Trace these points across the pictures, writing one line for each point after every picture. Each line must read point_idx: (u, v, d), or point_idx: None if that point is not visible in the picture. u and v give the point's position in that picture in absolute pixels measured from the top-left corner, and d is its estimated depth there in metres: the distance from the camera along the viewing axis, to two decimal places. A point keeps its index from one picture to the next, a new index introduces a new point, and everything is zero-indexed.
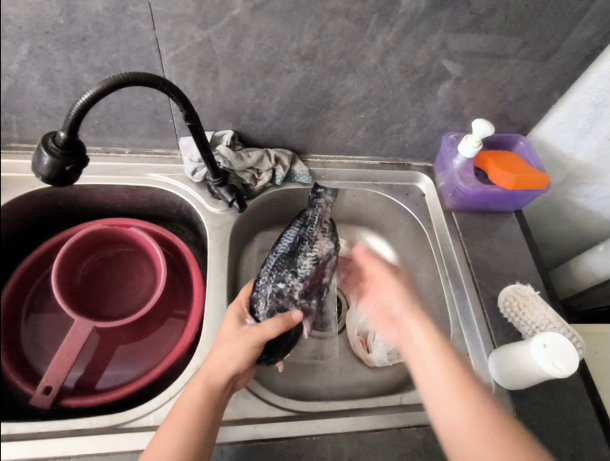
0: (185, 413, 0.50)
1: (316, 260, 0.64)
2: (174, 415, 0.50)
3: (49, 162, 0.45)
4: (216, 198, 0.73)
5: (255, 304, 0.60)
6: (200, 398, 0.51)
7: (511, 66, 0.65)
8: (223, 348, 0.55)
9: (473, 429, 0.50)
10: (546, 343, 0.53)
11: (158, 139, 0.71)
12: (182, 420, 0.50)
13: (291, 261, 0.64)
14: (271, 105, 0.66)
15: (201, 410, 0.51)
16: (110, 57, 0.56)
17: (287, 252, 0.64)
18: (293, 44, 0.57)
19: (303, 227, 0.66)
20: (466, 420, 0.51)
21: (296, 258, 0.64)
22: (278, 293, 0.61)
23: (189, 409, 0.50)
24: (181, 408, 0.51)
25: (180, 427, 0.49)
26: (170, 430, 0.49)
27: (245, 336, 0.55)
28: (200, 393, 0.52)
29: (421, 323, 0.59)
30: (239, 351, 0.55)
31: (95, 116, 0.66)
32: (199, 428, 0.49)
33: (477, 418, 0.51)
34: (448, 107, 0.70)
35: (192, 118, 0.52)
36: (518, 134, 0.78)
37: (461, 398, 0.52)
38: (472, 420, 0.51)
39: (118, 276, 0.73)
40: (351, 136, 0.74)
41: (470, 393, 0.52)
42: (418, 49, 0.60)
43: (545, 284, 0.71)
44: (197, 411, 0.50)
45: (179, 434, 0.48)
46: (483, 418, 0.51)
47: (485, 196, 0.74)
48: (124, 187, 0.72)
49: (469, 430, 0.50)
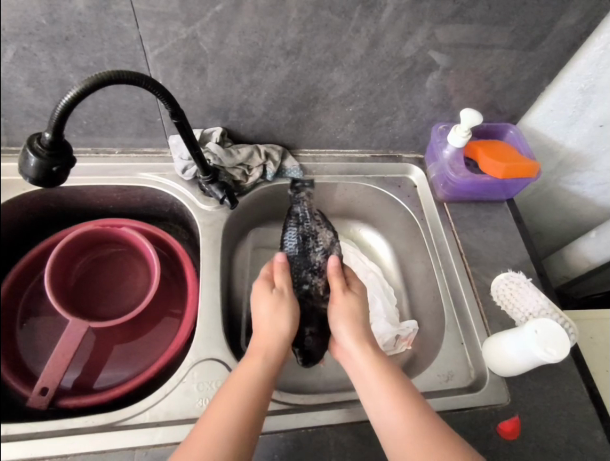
0: (242, 384, 0.50)
1: (325, 253, 0.69)
2: (230, 386, 0.51)
3: (35, 162, 0.45)
4: (207, 195, 0.74)
5: None
6: (257, 368, 0.52)
7: (497, 55, 0.65)
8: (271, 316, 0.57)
9: (405, 431, 0.48)
10: (537, 329, 0.53)
11: (148, 138, 0.72)
12: (242, 390, 0.50)
13: (305, 261, 0.67)
14: (258, 101, 0.66)
15: (260, 381, 0.52)
16: (94, 56, 0.56)
17: (298, 254, 0.68)
18: (278, 38, 0.57)
19: (299, 225, 0.71)
20: (394, 411, 0.49)
21: (309, 257, 0.68)
22: (306, 293, 0.64)
23: (247, 380, 0.51)
24: (238, 379, 0.51)
25: (242, 395, 0.49)
26: (228, 400, 0.49)
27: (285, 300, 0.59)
28: (259, 365, 0.53)
29: (348, 322, 0.58)
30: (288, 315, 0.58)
31: (83, 117, 0.66)
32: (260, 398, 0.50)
33: (408, 416, 0.49)
34: (436, 98, 0.70)
35: (178, 115, 0.52)
36: (507, 123, 0.78)
37: (389, 396, 0.50)
38: (397, 412, 0.49)
39: (112, 276, 0.73)
40: (341, 130, 0.74)
41: (409, 399, 0.50)
42: (403, 40, 0.60)
43: (537, 271, 0.71)
44: (255, 382, 0.51)
45: (238, 405, 0.48)
46: (413, 417, 0.48)
47: (476, 186, 0.74)
48: (114, 187, 0.72)
49: (400, 431, 0.48)
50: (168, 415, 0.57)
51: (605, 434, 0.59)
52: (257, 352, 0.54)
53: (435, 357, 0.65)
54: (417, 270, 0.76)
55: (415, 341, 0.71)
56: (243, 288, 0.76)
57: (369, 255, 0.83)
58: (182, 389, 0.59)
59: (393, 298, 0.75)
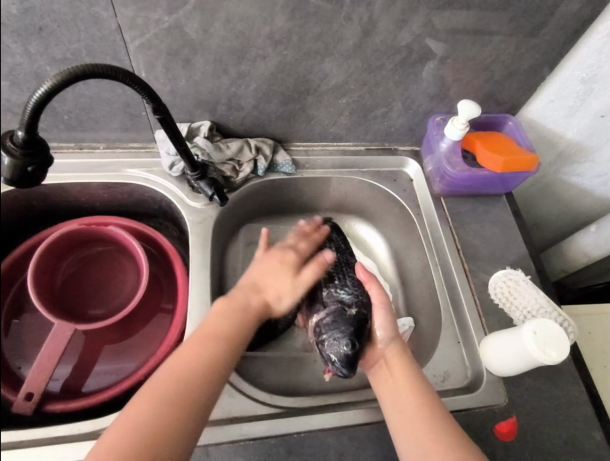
0: (217, 330, 0.53)
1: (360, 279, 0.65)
2: (205, 333, 0.53)
3: (9, 162, 0.42)
4: (196, 192, 0.71)
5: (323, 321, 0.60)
6: (233, 315, 0.55)
7: (496, 43, 0.62)
8: (280, 279, 0.60)
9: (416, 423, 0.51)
10: (537, 330, 0.51)
11: (133, 132, 0.69)
12: (215, 335, 0.53)
13: (340, 280, 0.65)
14: (247, 94, 0.63)
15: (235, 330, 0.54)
16: (72, 48, 0.53)
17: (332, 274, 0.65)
18: (265, 28, 0.54)
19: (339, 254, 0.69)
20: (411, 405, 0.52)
21: (344, 278, 0.65)
22: (341, 309, 0.60)
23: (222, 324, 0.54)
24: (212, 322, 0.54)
25: (214, 343, 0.52)
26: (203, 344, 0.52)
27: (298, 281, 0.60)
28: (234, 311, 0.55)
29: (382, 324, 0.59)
30: (285, 285, 0.60)
31: (64, 111, 0.63)
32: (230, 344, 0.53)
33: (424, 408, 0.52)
34: (432, 88, 0.67)
35: (160, 109, 0.49)
36: (506, 114, 0.75)
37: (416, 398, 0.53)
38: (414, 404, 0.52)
39: (99, 276, 0.71)
40: (334, 122, 0.71)
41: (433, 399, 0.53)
42: (398, 28, 0.57)
43: (536, 268, 0.69)
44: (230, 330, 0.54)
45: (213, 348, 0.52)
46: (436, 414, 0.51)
47: (473, 180, 0.72)
48: (100, 184, 0.70)
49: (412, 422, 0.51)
50: None
51: (603, 435, 0.57)
52: (240, 298, 0.56)
53: (431, 357, 0.63)
54: (413, 266, 0.74)
55: (411, 338, 0.70)
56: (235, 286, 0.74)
57: (364, 250, 0.81)
58: None
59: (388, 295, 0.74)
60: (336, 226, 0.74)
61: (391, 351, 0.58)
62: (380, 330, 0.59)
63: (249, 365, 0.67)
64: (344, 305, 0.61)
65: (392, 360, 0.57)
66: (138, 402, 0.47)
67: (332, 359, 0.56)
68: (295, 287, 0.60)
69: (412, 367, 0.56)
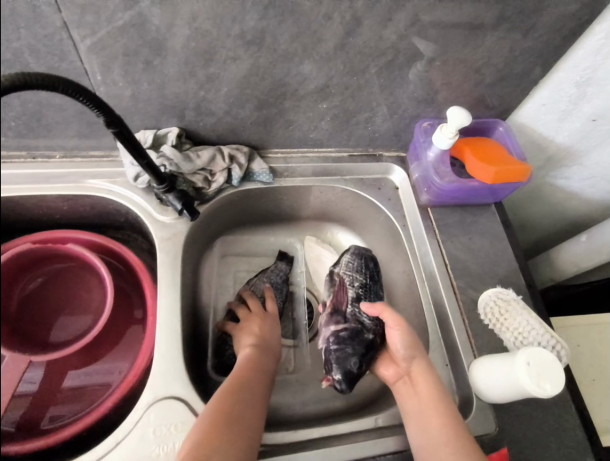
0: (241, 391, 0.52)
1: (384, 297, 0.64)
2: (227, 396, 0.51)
3: None
4: (165, 205, 0.65)
5: (336, 334, 0.60)
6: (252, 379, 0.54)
7: (488, 45, 0.57)
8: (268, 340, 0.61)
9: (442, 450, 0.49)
10: (530, 360, 0.48)
11: (93, 139, 0.62)
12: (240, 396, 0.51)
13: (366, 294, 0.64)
14: (218, 98, 0.57)
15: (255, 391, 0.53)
16: (11, 48, 0.46)
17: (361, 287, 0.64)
18: (235, 27, 0.48)
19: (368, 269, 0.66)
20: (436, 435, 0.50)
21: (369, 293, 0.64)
22: (358, 327, 0.60)
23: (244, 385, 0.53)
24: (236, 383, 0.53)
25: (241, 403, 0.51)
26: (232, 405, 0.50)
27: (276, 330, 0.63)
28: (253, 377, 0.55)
29: (403, 338, 0.56)
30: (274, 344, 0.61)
31: (10, 118, 0.56)
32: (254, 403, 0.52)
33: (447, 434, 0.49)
34: (419, 92, 0.63)
35: (115, 123, 0.44)
36: (497, 118, 0.71)
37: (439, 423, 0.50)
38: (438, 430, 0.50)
39: (61, 296, 0.64)
40: (314, 128, 0.66)
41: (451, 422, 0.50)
42: (383, 28, 0.52)
43: (526, 282, 0.66)
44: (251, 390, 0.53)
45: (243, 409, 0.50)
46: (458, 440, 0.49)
47: (462, 191, 0.68)
48: (58, 197, 0.63)
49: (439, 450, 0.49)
50: None
51: None
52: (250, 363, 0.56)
53: None
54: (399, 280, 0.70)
55: None
56: (209, 305, 0.69)
57: None
58: (136, 434, 0.52)
59: None
60: (359, 253, 0.67)
61: (416, 369, 0.55)
62: (402, 348, 0.56)
63: None
64: (363, 327, 0.60)
65: (417, 380, 0.54)
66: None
67: (335, 372, 0.58)
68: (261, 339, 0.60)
69: (438, 386, 0.53)
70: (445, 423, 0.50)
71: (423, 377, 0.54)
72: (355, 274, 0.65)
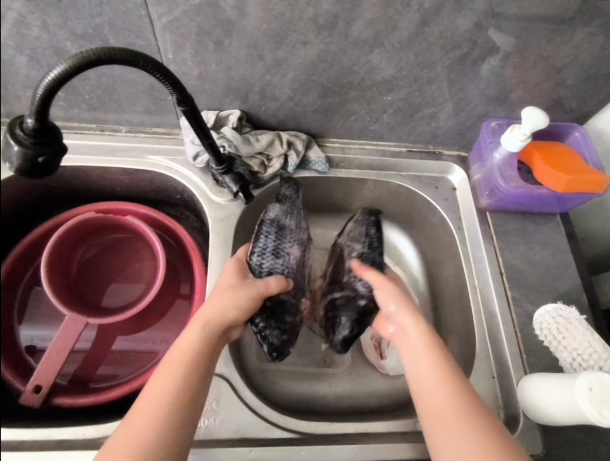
0: (180, 358, 0.47)
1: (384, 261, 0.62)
2: (183, 349, 0.48)
3: (18, 151, 0.39)
4: (220, 186, 0.66)
5: (332, 297, 0.60)
6: (197, 339, 0.49)
7: (576, 43, 0.53)
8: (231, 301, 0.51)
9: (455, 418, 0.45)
10: (593, 386, 0.45)
11: (158, 117, 0.64)
12: (176, 365, 0.47)
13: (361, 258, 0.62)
14: (283, 83, 0.57)
15: (196, 355, 0.48)
16: (93, 23, 0.47)
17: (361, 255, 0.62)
18: (310, 10, 0.47)
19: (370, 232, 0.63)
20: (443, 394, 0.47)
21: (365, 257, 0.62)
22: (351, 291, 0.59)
23: (187, 351, 0.48)
24: (176, 349, 0.48)
25: (176, 372, 0.46)
26: (167, 376, 0.46)
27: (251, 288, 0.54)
28: (198, 336, 0.49)
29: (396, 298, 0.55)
30: (242, 303, 0.52)
31: (85, 90, 0.58)
32: (195, 366, 0.47)
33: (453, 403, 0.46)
34: (492, 89, 0.59)
35: (186, 101, 0.44)
36: (573, 123, 0.66)
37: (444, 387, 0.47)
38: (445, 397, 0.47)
39: (116, 265, 0.67)
40: (375, 120, 0.65)
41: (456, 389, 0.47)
42: (463, 19, 0.49)
43: (589, 301, 0.62)
44: (194, 354, 0.47)
45: (178, 378, 0.46)
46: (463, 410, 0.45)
47: (527, 198, 0.64)
48: (120, 170, 0.66)
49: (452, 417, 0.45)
50: None
51: None
52: (195, 325, 0.50)
53: None
54: (448, 283, 0.68)
55: None
56: None
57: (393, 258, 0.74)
58: None
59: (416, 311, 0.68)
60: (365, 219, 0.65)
61: (406, 321, 0.53)
62: (391, 303, 0.55)
63: (262, 377, 0.63)
64: (357, 294, 0.59)
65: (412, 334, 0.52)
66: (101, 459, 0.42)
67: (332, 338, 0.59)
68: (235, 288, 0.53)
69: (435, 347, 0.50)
70: (447, 380, 0.48)
71: (419, 331, 0.52)
72: (354, 242, 0.63)
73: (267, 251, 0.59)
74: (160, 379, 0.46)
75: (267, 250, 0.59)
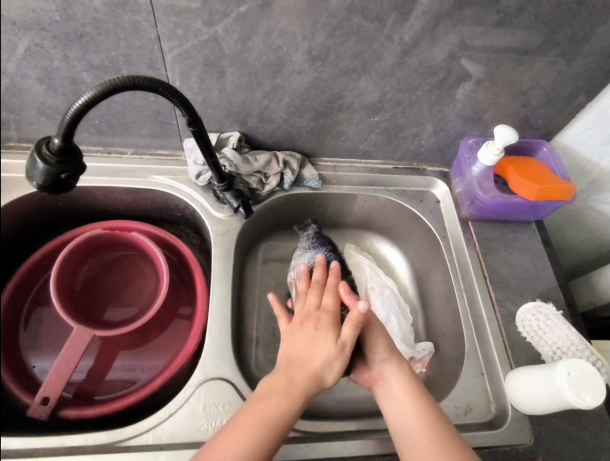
0: (269, 403, 0.50)
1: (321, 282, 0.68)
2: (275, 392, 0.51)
3: (43, 168, 0.42)
4: (221, 203, 0.71)
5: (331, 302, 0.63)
6: (283, 402, 0.50)
7: (537, 69, 0.60)
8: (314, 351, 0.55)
9: None
10: (571, 370, 0.50)
11: (162, 139, 0.69)
12: (259, 418, 0.48)
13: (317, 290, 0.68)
14: (279, 107, 0.63)
15: (279, 415, 0.49)
16: (110, 55, 0.53)
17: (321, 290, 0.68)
18: (304, 44, 0.54)
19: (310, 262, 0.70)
20: (417, 423, 0.51)
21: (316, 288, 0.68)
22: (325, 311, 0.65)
23: (275, 414, 0.49)
24: (267, 395, 0.51)
25: (257, 428, 0.48)
26: (249, 429, 0.47)
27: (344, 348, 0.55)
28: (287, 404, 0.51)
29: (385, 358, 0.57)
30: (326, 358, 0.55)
31: (96, 116, 0.63)
32: (275, 427, 0.49)
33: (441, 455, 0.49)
34: (467, 110, 0.66)
35: (195, 122, 0.50)
36: (541, 139, 0.73)
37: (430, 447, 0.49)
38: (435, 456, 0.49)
39: (119, 281, 0.68)
40: (363, 140, 0.70)
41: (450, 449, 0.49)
42: (438, 50, 0.56)
43: (566, 301, 0.67)
44: (275, 415, 0.49)
45: (258, 438, 0.47)
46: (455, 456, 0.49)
47: (505, 207, 0.70)
48: (125, 189, 0.69)
49: None
50: (171, 437, 0.54)
51: None
52: (283, 380, 0.52)
53: (452, 388, 0.61)
54: (435, 289, 0.72)
55: (430, 364, 0.68)
56: (254, 305, 0.71)
57: (385, 269, 0.79)
58: (187, 410, 0.56)
59: (409, 318, 0.71)
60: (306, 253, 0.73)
61: (389, 371, 0.56)
62: (370, 344, 0.58)
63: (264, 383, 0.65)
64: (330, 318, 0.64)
65: (393, 381, 0.55)
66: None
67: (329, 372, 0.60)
68: (338, 347, 0.55)
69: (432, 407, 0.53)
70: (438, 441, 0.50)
71: (398, 380, 0.55)
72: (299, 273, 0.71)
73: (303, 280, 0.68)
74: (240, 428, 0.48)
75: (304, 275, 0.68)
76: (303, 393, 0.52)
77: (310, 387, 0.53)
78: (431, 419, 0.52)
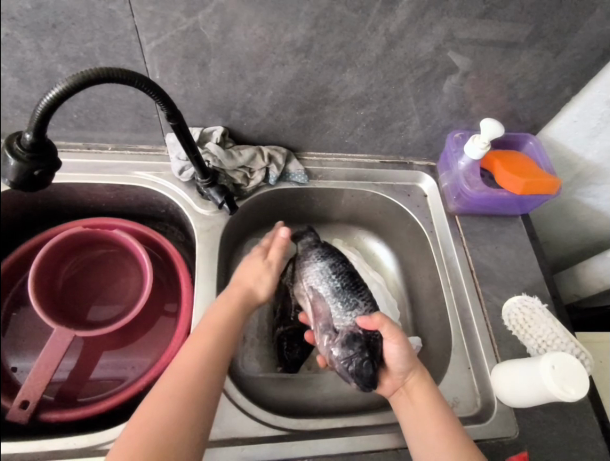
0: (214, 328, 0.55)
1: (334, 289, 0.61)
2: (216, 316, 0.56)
3: (14, 165, 0.40)
4: (205, 199, 0.69)
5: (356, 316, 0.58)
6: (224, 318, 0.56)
7: (523, 61, 0.59)
8: (249, 268, 0.62)
9: None
10: (555, 364, 0.50)
11: (143, 134, 0.67)
12: (217, 333, 0.54)
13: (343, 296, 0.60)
14: (263, 101, 0.61)
15: (229, 325, 0.56)
16: (85, 47, 0.51)
17: (335, 291, 0.61)
18: (287, 35, 0.52)
19: (321, 264, 0.64)
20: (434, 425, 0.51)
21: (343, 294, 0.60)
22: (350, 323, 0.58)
23: (224, 323, 0.55)
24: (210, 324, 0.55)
25: (215, 339, 0.54)
26: (207, 340, 0.53)
27: (271, 269, 0.63)
28: (231, 312, 0.57)
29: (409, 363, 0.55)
30: (262, 273, 0.62)
31: (73, 110, 0.61)
32: (229, 335, 0.55)
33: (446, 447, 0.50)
34: (453, 103, 0.65)
35: (175, 116, 0.48)
36: (527, 133, 0.73)
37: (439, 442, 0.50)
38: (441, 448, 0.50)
39: (101, 279, 0.67)
40: (350, 134, 0.69)
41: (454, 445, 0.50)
42: (423, 42, 0.55)
43: (551, 294, 0.67)
44: (227, 325, 0.55)
45: (216, 346, 0.53)
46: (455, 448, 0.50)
47: (491, 201, 0.70)
48: (106, 186, 0.68)
49: None
50: None
51: None
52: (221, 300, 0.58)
53: (439, 382, 0.61)
54: (423, 284, 0.72)
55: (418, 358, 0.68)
56: None
57: (373, 265, 0.78)
58: None
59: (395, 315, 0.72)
60: (309, 253, 0.65)
61: (413, 381, 0.54)
62: (396, 359, 0.54)
63: (252, 380, 0.64)
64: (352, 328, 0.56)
65: (409, 377, 0.55)
66: (143, 409, 0.47)
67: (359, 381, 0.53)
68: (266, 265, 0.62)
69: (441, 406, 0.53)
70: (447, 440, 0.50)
71: (414, 375, 0.55)
72: (305, 277, 0.63)
73: (323, 295, 0.61)
74: (197, 340, 0.53)
75: (322, 287, 0.61)
76: (244, 305, 0.58)
77: (245, 301, 0.59)
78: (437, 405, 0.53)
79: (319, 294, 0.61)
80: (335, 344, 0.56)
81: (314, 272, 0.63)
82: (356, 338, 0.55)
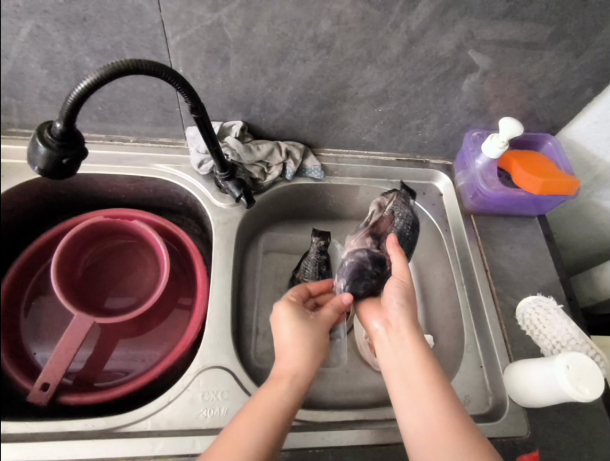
0: (263, 414, 0.46)
1: (400, 232, 0.66)
2: (271, 399, 0.48)
3: (44, 152, 0.41)
4: (223, 192, 0.70)
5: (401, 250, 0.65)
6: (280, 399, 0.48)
7: (545, 61, 0.59)
8: (298, 341, 0.53)
9: None
10: (570, 364, 0.50)
11: (165, 127, 0.68)
12: (256, 422, 0.46)
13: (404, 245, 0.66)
14: (283, 96, 0.62)
15: (286, 409, 0.48)
16: (113, 40, 0.52)
17: (403, 233, 0.66)
18: (309, 30, 0.53)
19: (406, 206, 0.68)
20: (442, 443, 0.45)
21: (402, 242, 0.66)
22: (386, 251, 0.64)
23: (272, 408, 0.47)
24: (263, 404, 0.47)
25: (261, 426, 0.45)
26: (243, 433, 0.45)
27: (317, 326, 0.55)
28: (283, 394, 0.48)
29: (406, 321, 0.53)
30: (319, 341, 0.55)
31: (98, 102, 0.63)
32: (273, 430, 0.46)
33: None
34: (472, 102, 0.65)
35: (198, 109, 0.49)
36: (546, 133, 0.72)
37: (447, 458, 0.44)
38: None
39: (120, 268, 0.68)
40: (367, 131, 0.70)
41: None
42: (445, 40, 0.55)
43: (566, 296, 0.67)
44: (272, 412, 0.47)
45: (258, 440, 0.44)
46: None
47: (507, 200, 0.70)
48: (127, 177, 0.69)
49: None
50: (171, 424, 0.55)
51: None
52: (287, 371, 0.50)
53: (451, 379, 0.61)
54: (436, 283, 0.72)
55: None
56: (254, 295, 0.71)
57: None
58: (187, 397, 0.57)
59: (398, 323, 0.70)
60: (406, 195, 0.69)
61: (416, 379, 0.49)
62: (396, 297, 0.55)
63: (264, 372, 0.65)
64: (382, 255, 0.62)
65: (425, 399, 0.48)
66: None
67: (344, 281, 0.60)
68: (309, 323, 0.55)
69: (457, 418, 0.46)
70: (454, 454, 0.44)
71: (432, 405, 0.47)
72: (395, 211, 0.67)
73: (392, 226, 0.66)
74: (238, 432, 0.45)
75: (398, 220, 0.66)
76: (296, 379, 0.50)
77: (298, 377, 0.50)
78: (459, 447, 0.44)
79: (391, 221, 0.66)
80: (366, 247, 0.63)
81: (401, 206, 0.67)
82: (376, 260, 0.61)
